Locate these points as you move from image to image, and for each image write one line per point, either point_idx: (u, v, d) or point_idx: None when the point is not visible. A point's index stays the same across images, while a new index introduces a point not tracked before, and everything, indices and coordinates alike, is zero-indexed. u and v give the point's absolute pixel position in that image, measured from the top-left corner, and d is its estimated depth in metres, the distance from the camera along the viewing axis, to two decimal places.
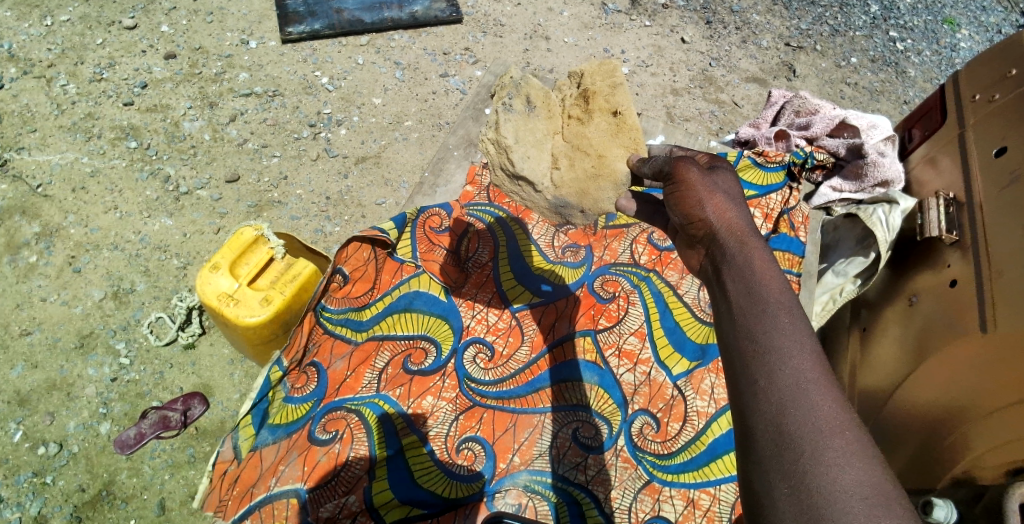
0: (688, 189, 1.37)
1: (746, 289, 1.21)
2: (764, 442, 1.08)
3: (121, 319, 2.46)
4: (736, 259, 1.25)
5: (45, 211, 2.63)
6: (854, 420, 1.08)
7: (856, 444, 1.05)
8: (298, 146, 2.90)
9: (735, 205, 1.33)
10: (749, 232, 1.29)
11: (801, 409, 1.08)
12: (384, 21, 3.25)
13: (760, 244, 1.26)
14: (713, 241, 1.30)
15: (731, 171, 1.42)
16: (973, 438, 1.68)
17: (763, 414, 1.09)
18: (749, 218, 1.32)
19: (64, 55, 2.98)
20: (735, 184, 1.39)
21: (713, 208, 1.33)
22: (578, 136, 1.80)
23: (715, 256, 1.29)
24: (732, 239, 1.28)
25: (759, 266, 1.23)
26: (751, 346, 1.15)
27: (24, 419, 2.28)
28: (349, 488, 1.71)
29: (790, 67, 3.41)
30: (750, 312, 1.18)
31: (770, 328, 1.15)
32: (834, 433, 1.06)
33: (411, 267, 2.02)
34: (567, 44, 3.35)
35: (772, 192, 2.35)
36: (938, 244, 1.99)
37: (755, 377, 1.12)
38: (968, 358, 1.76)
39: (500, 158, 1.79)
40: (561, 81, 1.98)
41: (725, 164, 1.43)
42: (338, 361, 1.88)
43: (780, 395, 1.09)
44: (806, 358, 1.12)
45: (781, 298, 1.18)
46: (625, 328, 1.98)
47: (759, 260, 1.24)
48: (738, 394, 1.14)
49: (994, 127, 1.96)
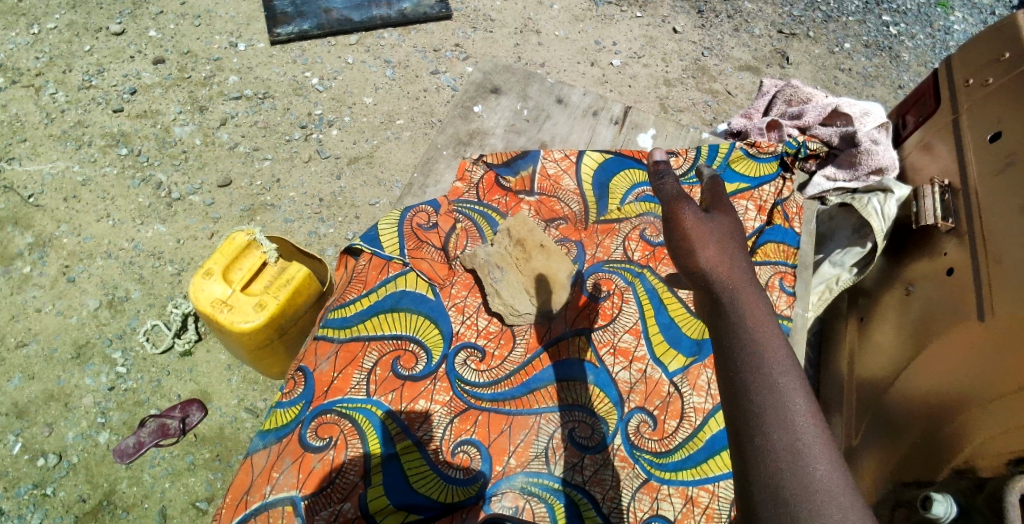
0: (684, 237, 1.32)
1: (747, 349, 1.23)
2: (761, 503, 1.13)
3: (117, 328, 2.45)
4: (731, 315, 1.26)
5: (38, 221, 2.62)
6: (848, 482, 1.13)
7: (849, 509, 1.10)
8: (290, 148, 2.88)
9: (733, 257, 1.31)
10: (746, 283, 1.29)
11: (798, 473, 1.13)
12: (373, 19, 3.22)
13: (759, 302, 1.26)
14: (713, 296, 1.29)
15: (729, 213, 1.37)
16: (975, 428, 1.64)
17: (762, 479, 1.13)
18: (747, 270, 1.31)
19: (53, 63, 2.96)
20: (731, 226, 1.34)
21: (711, 261, 1.29)
22: (523, 226, 2.00)
23: (714, 310, 1.29)
24: (728, 293, 1.28)
25: (760, 325, 1.25)
26: (751, 407, 1.19)
27: (23, 430, 2.27)
28: (345, 494, 1.68)
29: (783, 55, 3.38)
30: (755, 387, 1.20)
31: (770, 388, 1.20)
32: (830, 499, 1.11)
33: (398, 264, 1.98)
34: (558, 37, 3.32)
35: (765, 184, 2.22)
36: (933, 231, 1.97)
37: (754, 438, 1.17)
38: (966, 346, 1.74)
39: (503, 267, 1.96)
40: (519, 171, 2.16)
41: (724, 207, 1.37)
42: (324, 363, 1.84)
43: (777, 460, 1.14)
44: (804, 421, 1.17)
45: (778, 356, 1.22)
46: (619, 325, 1.95)
47: (758, 318, 1.26)
48: (739, 452, 1.18)
49: (989, 112, 1.93)
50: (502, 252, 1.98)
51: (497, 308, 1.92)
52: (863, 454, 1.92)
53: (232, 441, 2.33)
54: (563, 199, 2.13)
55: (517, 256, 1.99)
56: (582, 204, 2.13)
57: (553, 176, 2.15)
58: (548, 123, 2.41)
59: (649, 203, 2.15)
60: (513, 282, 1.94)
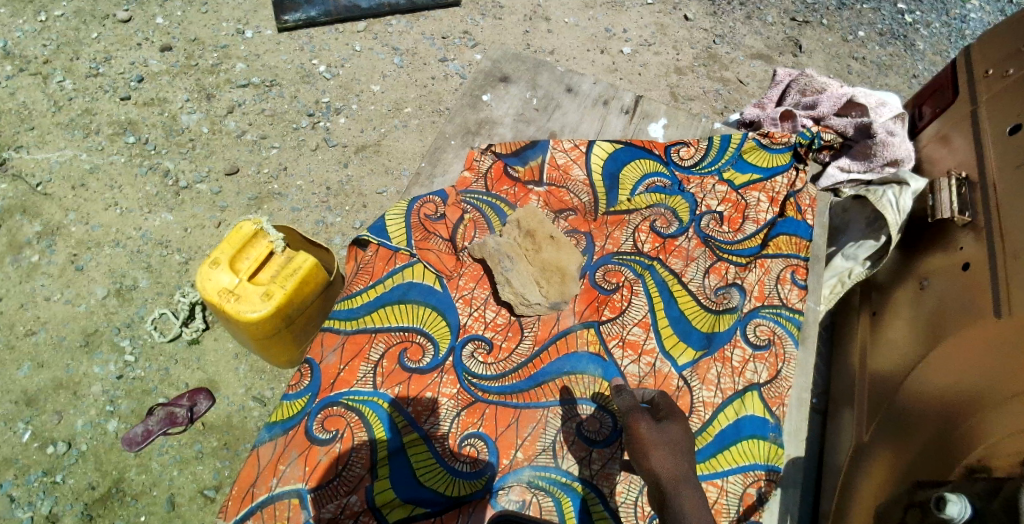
0: (640, 443, 1.52)
1: None
2: None
3: (125, 316, 2.45)
4: (670, 505, 1.40)
5: (46, 210, 2.61)
6: None
7: None
8: (297, 137, 2.87)
9: (678, 457, 1.48)
10: (686, 481, 1.44)
11: None
12: (381, 6, 3.19)
13: (695, 494, 1.40)
14: (659, 492, 1.43)
15: (679, 422, 1.56)
16: (988, 426, 1.60)
17: None
18: (689, 469, 1.47)
19: (60, 51, 2.95)
20: (681, 436, 1.53)
21: (658, 460, 1.48)
22: (533, 217, 1.97)
23: (660, 502, 1.43)
24: (671, 484, 1.43)
25: (696, 512, 1.38)
26: None
27: (32, 418, 2.27)
28: (351, 487, 1.68)
29: (796, 43, 3.33)
30: None
31: None
32: None
33: (405, 255, 1.94)
34: (567, 25, 3.28)
35: (778, 175, 2.17)
36: (950, 225, 1.93)
37: None
38: (982, 342, 1.72)
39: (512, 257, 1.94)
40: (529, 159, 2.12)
41: (676, 417, 1.56)
42: (330, 355, 1.82)
43: None
44: None
45: None
46: (628, 318, 1.93)
47: (694, 506, 1.39)
48: None
49: (1009, 104, 1.90)
50: (512, 242, 1.95)
51: (506, 298, 1.90)
52: (871, 451, 1.88)
53: (239, 430, 2.33)
54: (572, 190, 2.10)
55: (527, 247, 1.96)
56: (592, 195, 2.10)
57: (563, 166, 2.12)
58: (558, 112, 2.37)
59: (660, 194, 2.12)
60: (524, 272, 1.91)
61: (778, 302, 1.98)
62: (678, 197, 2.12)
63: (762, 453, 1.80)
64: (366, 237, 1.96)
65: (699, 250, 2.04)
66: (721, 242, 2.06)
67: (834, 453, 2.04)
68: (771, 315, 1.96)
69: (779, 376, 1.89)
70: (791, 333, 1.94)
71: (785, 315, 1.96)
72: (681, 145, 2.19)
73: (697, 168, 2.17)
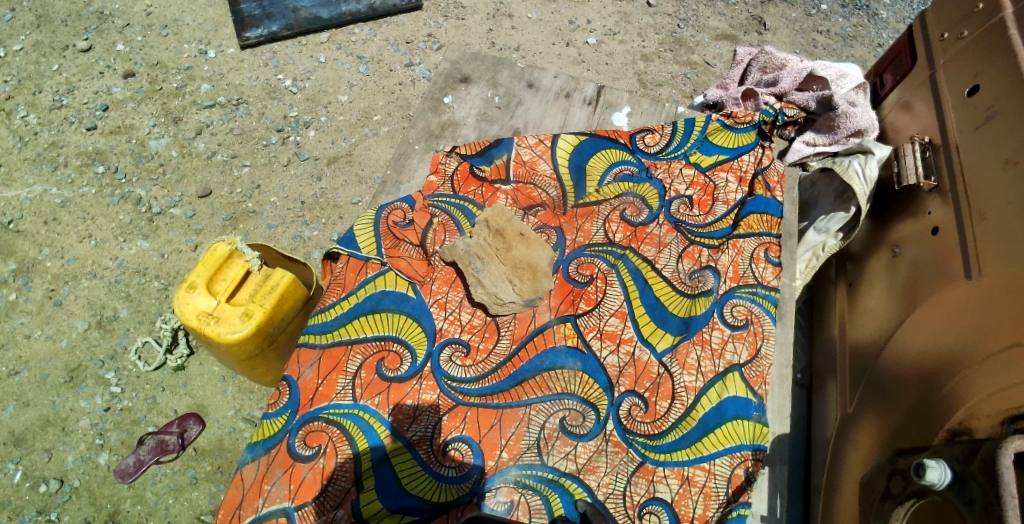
0: None
1: None
2: None
3: (108, 348, 2.43)
4: None
5: (20, 247, 2.59)
6: None
7: None
8: (267, 153, 2.85)
9: None
10: None
11: None
12: (343, 15, 3.17)
13: None
14: None
15: None
16: (969, 387, 1.60)
17: None
18: None
19: (21, 86, 2.91)
20: None
21: None
22: (501, 215, 1.97)
23: None
24: None
25: None
26: None
27: (22, 458, 2.25)
28: (338, 501, 1.66)
29: (760, 21, 3.33)
30: None
31: None
32: None
33: (376, 264, 1.93)
34: (531, 20, 3.27)
35: (744, 154, 2.16)
36: (917, 191, 1.94)
37: None
38: (956, 305, 1.72)
39: (486, 257, 1.93)
40: (499, 159, 2.10)
41: None
42: (307, 370, 1.80)
43: None
44: None
45: None
46: (605, 309, 1.93)
47: None
48: None
49: (967, 65, 1.91)
50: (482, 243, 1.95)
51: (480, 299, 1.90)
52: (856, 421, 1.89)
53: (231, 452, 2.32)
54: (540, 185, 2.09)
55: (497, 246, 1.96)
56: (560, 188, 2.09)
57: (528, 162, 2.10)
58: (521, 109, 2.36)
59: (628, 183, 2.12)
60: (495, 271, 1.91)
61: (752, 281, 1.97)
62: (646, 184, 2.12)
63: (748, 432, 1.79)
64: (336, 249, 1.95)
65: (670, 236, 2.04)
66: (692, 226, 2.06)
67: (821, 426, 2.03)
68: (747, 294, 1.95)
69: (759, 354, 1.88)
70: (767, 311, 1.94)
71: (760, 294, 1.96)
72: (646, 132, 2.18)
73: (664, 153, 2.16)
